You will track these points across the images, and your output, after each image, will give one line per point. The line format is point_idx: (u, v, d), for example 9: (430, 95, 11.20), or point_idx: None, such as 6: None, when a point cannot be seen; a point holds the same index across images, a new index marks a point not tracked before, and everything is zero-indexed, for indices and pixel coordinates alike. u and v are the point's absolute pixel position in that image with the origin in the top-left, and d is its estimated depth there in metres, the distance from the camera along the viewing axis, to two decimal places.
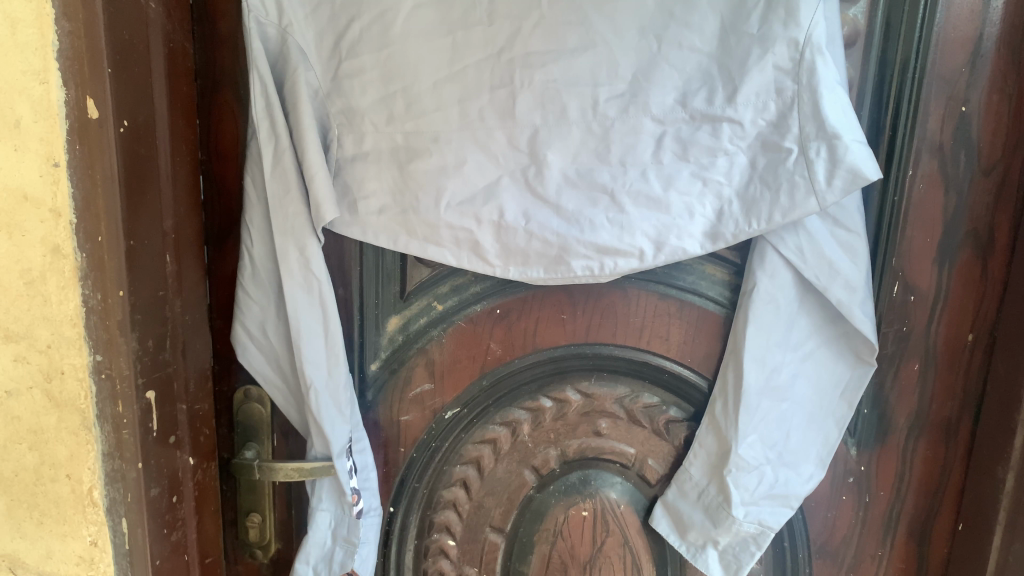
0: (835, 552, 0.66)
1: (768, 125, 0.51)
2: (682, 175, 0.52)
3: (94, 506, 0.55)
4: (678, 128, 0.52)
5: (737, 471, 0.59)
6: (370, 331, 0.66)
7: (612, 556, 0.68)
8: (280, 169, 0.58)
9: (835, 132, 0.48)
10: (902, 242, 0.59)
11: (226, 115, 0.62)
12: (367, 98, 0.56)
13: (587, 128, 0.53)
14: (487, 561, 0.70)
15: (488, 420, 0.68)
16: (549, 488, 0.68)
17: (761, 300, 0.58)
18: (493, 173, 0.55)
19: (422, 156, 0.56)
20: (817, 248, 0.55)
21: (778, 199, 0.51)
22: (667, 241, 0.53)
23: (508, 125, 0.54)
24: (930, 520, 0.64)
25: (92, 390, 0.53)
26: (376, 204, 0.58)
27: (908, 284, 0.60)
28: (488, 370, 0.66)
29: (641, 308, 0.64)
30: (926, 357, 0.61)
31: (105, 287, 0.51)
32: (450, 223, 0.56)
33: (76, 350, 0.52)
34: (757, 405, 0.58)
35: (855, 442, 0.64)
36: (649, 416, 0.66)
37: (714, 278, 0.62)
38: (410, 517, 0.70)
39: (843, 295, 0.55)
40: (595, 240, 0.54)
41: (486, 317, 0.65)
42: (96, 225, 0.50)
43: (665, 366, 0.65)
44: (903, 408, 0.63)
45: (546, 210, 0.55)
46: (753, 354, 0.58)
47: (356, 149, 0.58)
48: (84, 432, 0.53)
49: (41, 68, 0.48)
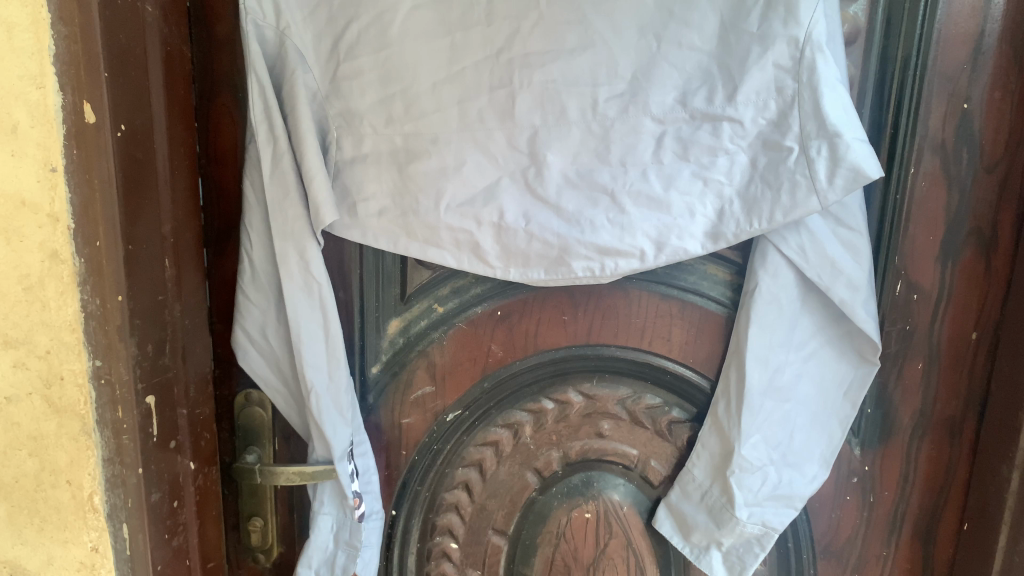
0: (840, 553, 0.66)
1: (769, 124, 0.50)
2: (683, 175, 0.52)
3: (95, 512, 0.54)
4: (678, 128, 0.52)
5: (741, 471, 0.58)
6: (372, 333, 0.66)
7: (616, 558, 0.68)
8: (279, 172, 0.58)
9: (836, 131, 0.48)
10: (905, 241, 0.59)
11: (224, 119, 0.62)
12: (366, 100, 0.56)
13: (587, 128, 0.53)
14: (490, 564, 0.69)
15: (490, 423, 0.67)
16: (552, 490, 0.67)
17: (763, 300, 0.57)
18: (492, 174, 0.55)
19: (422, 159, 0.55)
20: (819, 247, 0.55)
21: (779, 198, 0.50)
22: (669, 241, 0.53)
23: (508, 126, 0.54)
24: (935, 520, 0.64)
25: (91, 395, 0.52)
26: (375, 206, 0.58)
27: (912, 283, 0.60)
28: (489, 372, 0.66)
29: (643, 309, 0.63)
30: (929, 356, 0.61)
31: (104, 292, 0.51)
32: (450, 224, 0.56)
33: (75, 355, 0.52)
34: (760, 406, 0.58)
35: (859, 442, 0.64)
36: (651, 416, 0.65)
37: (716, 278, 0.62)
38: (413, 520, 0.70)
39: (846, 294, 0.54)
40: (595, 240, 0.54)
41: (487, 319, 0.65)
42: (94, 230, 0.50)
43: (667, 367, 0.64)
44: (907, 407, 0.62)
45: (547, 211, 0.54)
46: (756, 353, 0.58)
47: (355, 151, 0.57)
48: (83, 438, 0.53)
49: (38, 72, 0.48)
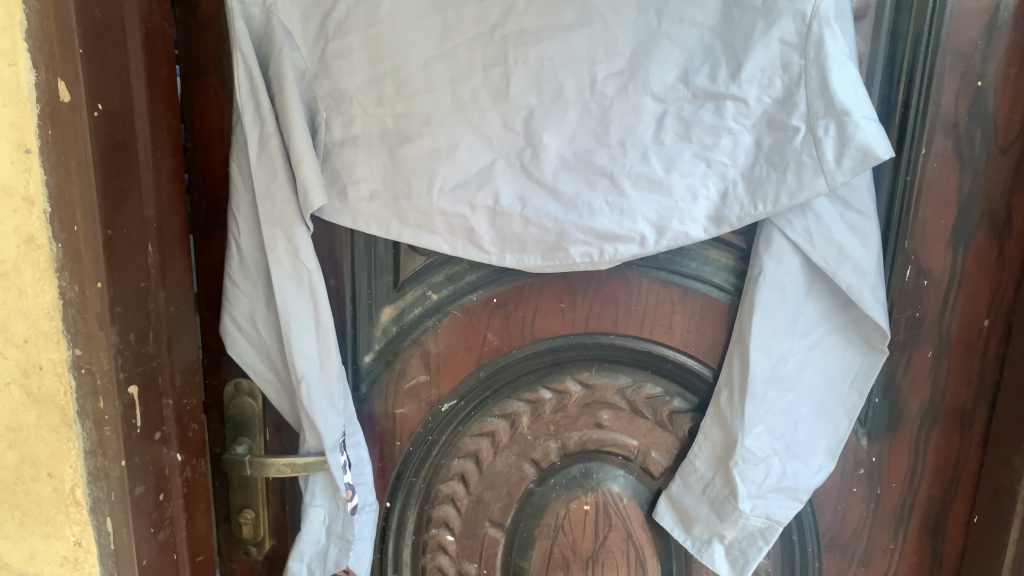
0: (845, 546, 0.64)
1: (774, 102, 0.48)
2: (684, 156, 0.50)
3: (77, 506, 0.52)
4: (680, 107, 0.50)
5: (743, 463, 0.57)
6: (364, 321, 0.64)
7: (615, 551, 0.66)
8: (266, 155, 0.56)
9: (844, 109, 0.46)
10: (916, 224, 0.57)
11: (211, 101, 0.60)
12: (355, 80, 0.54)
13: (585, 108, 0.51)
14: (487, 557, 0.68)
15: (486, 413, 0.65)
16: (550, 481, 0.66)
17: (767, 286, 0.55)
18: (487, 157, 0.53)
19: (414, 141, 0.54)
20: (826, 231, 0.53)
21: (785, 180, 0.48)
22: (669, 225, 0.51)
23: (502, 106, 0.52)
24: (944, 513, 0.62)
25: (72, 385, 0.50)
26: (366, 190, 0.56)
27: (921, 268, 0.58)
28: (484, 362, 0.64)
29: (643, 296, 0.61)
30: (939, 344, 0.59)
31: (83, 279, 0.49)
32: (443, 209, 0.54)
33: (54, 344, 0.49)
34: (764, 396, 0.57)
35: (866, 432, 0.62)
36: (652, 406, 0.64)
37: (719, 264, 0.60)
38: (408, 512, 0.68)
39: (853, 280, 0.53)
40: (593, 225, 0.52)
41: (482, 307, 0.63)
42: (72, 215, 0.48)
43: (668, 356, 0.63)
44: (915, 396, 0.60)
45: (543, 194, 0.53)
46: (760, 342, 0.56)
47: (345, 133, 0.56)
48: (64, 429, 0.51)
49: (9, 50, 0.45)
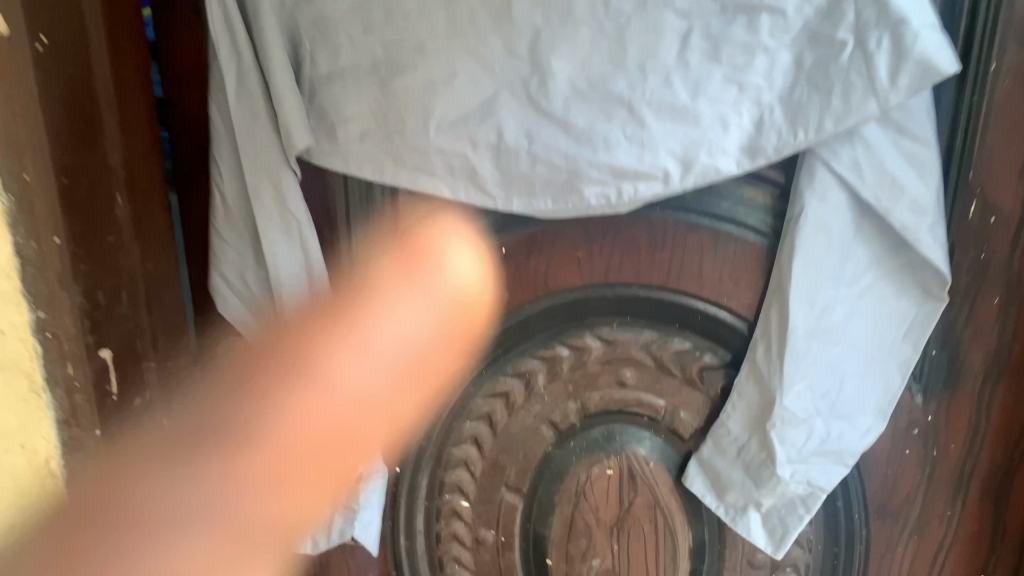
0: (896, 513, 0.59)
1: (817, 13, 0.42)
2: (713, 79, 0.44)
3: (52, 477, 0.46)
4: (708, 23, 0.43)
5: (782, 425, 0.52)
6: (363, 275, 0.58)
7: (643, 519, 0.61)
8: (246, 93, 0.51)
9: (900, 18, 0.40)
10: (981, 153, 0.50)
11: (185, 36, 0.54)
12: (339, 5, 0.48)
13: (598, 27, 0.44)
14: (504, 524, 0.63)
15: (499, 372, 0.60)
16: (570, 444, 0.61)
17: (809, 226, 0.49)
18: (488, 86, 0.46)
19: (406, 72, 0.47)
20: (878, 161, 0.46)
21: (829, 104, 0.42)
22: (696, 159, 0.45)
23: (504, 29, 0.45)
24: (1010, 476, 0.56)
25: (37, 350, 0.43)
26: (357, 130, 0.50)
27: (988, 204, 0.51)
28: (495, 317, 0.58)
29: (669, 241, 0.55)
30: (1008, 288, 0.52)
31: (39, 233, 0.42)
32: (441, 147, 0.48)
33: (14, 305, 0.42)
34: (806, 351, 0.50)
35: (921, 389, 0.55)
36: (680, 363, 0.58)
37: (754, 203, 0.53)
38: (420, 476, 0.63)
39: (909, 218, 0.46)
40: (611, 161, 0.46)
41: (490, 258, 0.57)
42: (21, 159, 0.41)
43: (697, 307, 0.56)
44: (978, 348, 0.54)
45: (552, 129, 0.46)
46: (801, 292, 0.50)
47: (331, 66, 0.49)
48: (32, 397, 0.44)
49: None
